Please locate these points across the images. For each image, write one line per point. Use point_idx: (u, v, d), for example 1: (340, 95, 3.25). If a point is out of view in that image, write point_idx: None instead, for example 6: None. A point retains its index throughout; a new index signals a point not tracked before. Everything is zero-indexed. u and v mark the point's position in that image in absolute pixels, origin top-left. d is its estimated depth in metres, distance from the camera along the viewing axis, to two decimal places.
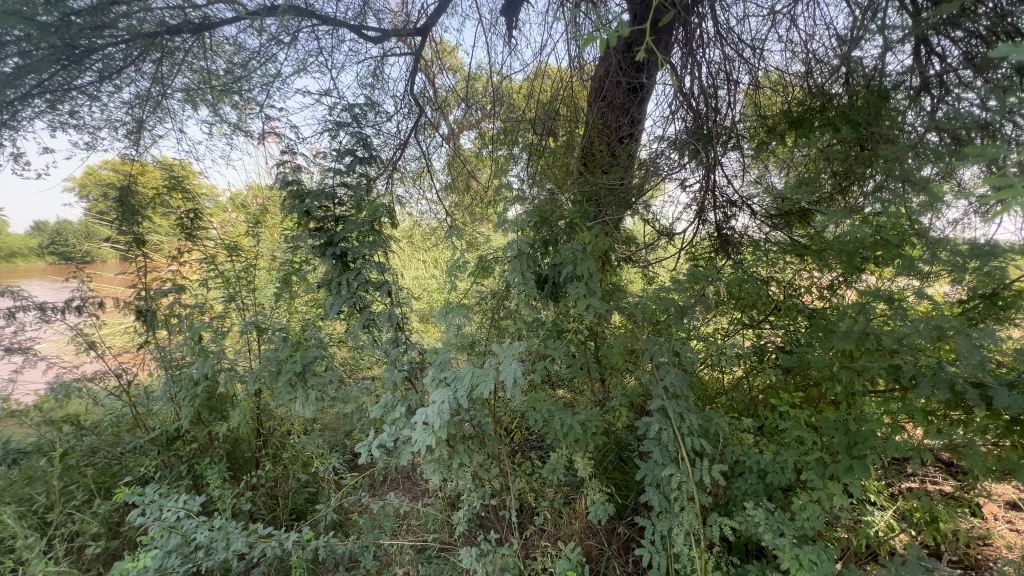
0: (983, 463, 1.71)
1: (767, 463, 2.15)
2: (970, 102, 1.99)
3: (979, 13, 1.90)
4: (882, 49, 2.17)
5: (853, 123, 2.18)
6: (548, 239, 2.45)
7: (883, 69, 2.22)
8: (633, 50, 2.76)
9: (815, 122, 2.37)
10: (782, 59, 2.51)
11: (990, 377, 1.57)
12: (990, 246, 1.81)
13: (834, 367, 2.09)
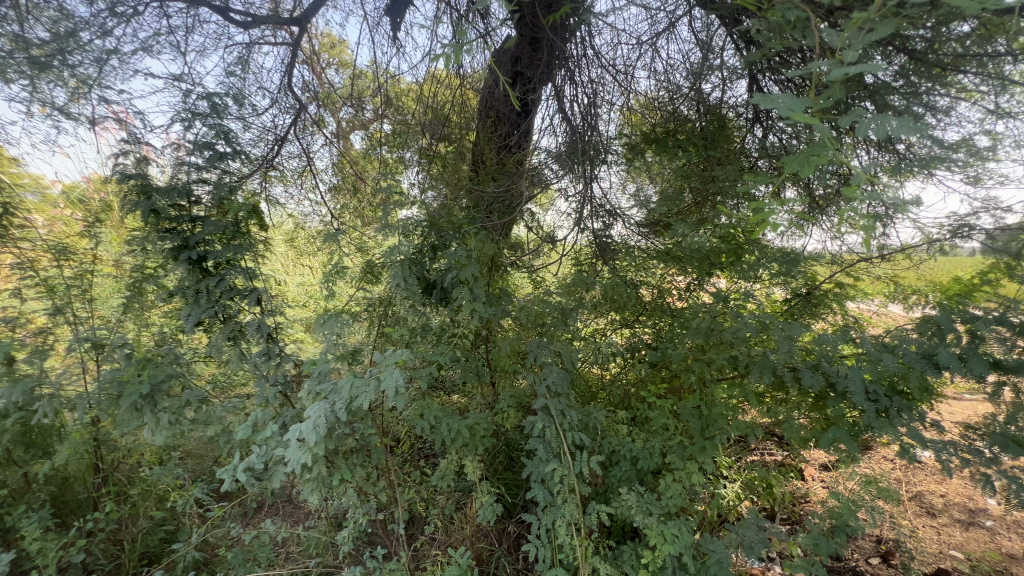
0: (799, 434, 2.05)
1: (638, 450, 2.36)
2: (786, 134, 2.44)
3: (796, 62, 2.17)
4: (722, 85, 2.52)
5: (695, 146, 2.59)
6: (436, 245, 2.52)
7: (724, 101, 2.59)
8: (520, 65, 2.84)
9: (669, 142, 2.69)
10: (647, 84, 2.77)
11: (800, 362, 1.88)
12: (794, 256, 2.32)
13: (689, 360, 2.35)
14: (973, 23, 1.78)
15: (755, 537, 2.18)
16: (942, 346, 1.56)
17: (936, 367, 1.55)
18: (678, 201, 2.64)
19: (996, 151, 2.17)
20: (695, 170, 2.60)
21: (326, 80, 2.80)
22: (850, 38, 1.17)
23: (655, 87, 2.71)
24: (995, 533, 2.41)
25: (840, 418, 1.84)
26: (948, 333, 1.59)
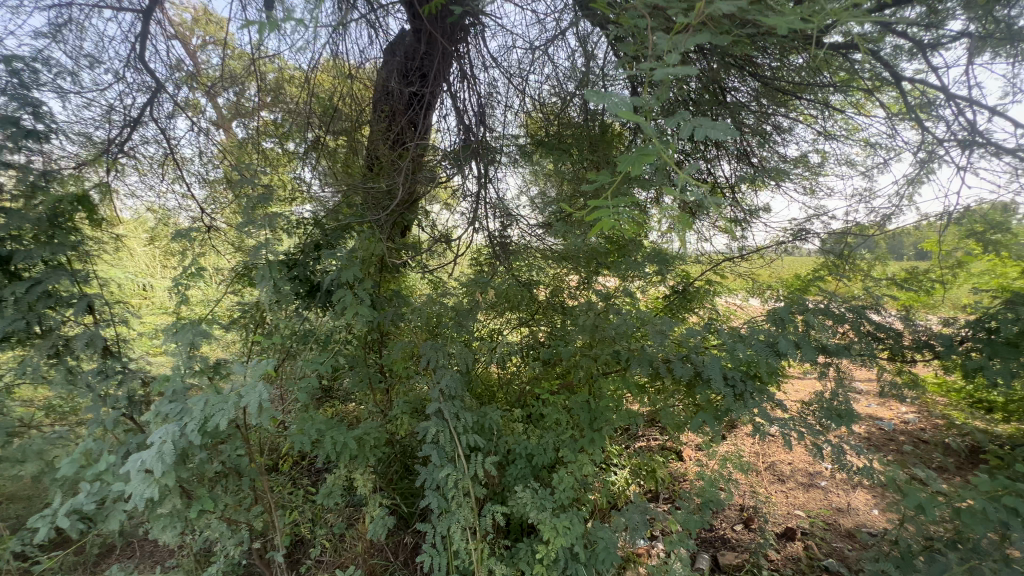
0: (674, 419, 2.23)
1: (533, 447, 2.40)
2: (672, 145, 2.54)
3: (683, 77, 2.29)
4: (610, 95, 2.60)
5: (578, 149, 2.68)
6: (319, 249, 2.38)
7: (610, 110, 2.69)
8: (416, 61, 2.72)
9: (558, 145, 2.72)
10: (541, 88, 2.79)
11: (673, 354, 2.02)
12: (667, 255, 2.52)
13: (577, 356, 2.44)
14: (804, 56, 2.06)
15: (637, 520, 2.32)
16: (781, 335, 1.76)
17: (776, 353, 1.75)
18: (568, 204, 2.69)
19: (825, 167, 2.54)
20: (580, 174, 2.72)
21: (202, 61, 2.37)
22: (676, 45, 1.29)
23: (548, 93, 2.72)
24: (828, 491, 2.84)
25: (706, 404, 2.02)
26: (787, 322, 1.80)
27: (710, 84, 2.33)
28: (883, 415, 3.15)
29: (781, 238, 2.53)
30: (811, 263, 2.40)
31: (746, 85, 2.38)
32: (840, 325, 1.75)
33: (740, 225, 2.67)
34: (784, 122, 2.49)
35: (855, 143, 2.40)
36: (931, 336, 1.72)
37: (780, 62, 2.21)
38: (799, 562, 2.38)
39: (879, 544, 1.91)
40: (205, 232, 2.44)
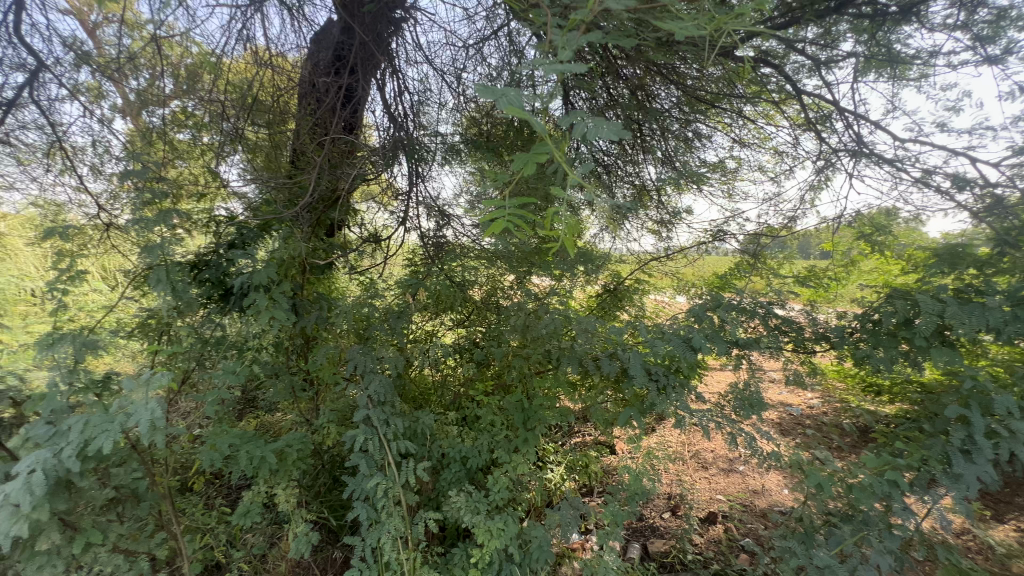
0: (603, 415, 2.30)
1: (467, 450, 2.37)
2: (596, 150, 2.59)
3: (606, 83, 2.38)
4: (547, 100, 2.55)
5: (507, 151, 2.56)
6: (240, 257, 2.02)
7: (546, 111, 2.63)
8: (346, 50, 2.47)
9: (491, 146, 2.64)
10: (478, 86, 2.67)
11: (601, 351, 2.06)
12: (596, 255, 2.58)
13: (509, 357, 2.45)
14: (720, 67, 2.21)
15: (570, 516, 2.35)
16: (699, 330, 1.85)
17: (692, 348, 1.83)
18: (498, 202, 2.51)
19: (740, 172, 2.71)
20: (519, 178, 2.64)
21: (102, 40, 1.99)
22: (569, 42, 1.31)
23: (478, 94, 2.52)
24: (745, 475, 3.04)
25: (633, 399, 2.09)
26: (703, 318, 1.89)
27: (635, 90, 2.43)
28: (792, 401, 3.43)
29: (702, 239, 2.68)
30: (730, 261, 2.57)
31: (671, 93, 2.47)
32: (749, 319, 1.88)
33: (666, 226, 2.81)
34: (704, 130, 2.62)
35: (765, 151, 2.58)
36: (826, 328, 1.85)
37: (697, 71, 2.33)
38: (719, 544, 2.52)
39: (787, 522, 2.06)
40: (103, 229, 2.09)
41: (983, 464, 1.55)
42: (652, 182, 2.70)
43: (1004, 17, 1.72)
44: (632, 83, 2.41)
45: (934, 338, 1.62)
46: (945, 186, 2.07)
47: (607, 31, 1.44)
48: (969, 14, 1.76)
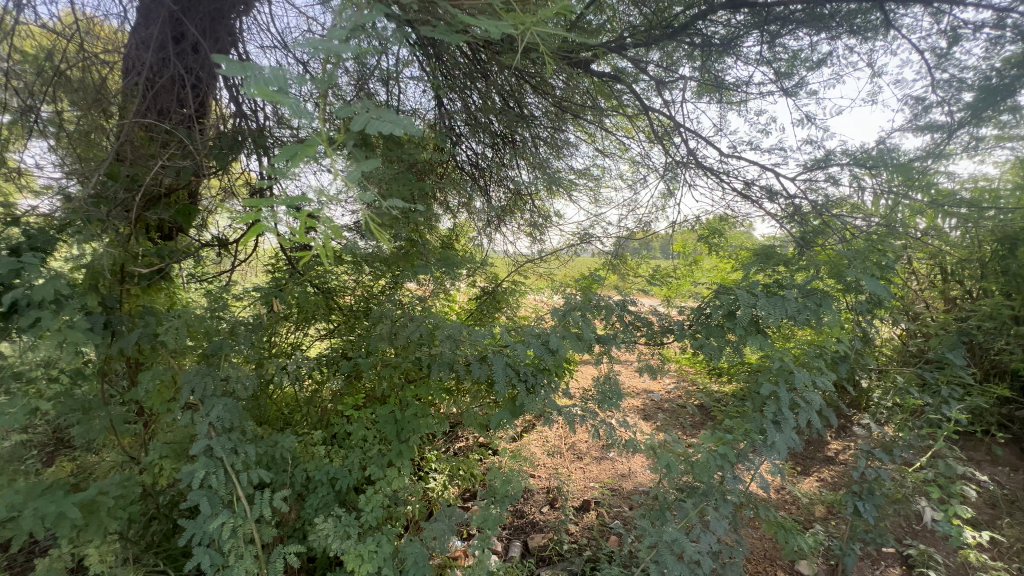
0: (477, 420, 2.27)
1: (335, 471, 2.17)
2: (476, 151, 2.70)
3: (477, 90, 2.42)
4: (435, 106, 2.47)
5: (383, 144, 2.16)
6: (21, 268, 1.44)
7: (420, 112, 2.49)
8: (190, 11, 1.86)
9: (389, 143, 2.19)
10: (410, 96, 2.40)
11: (472, 356, 1.98)
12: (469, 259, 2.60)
13: (378, 367, 2.30)
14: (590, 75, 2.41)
15: (448, 526, 2.28)
16: (566, 328, 1.92)
17: (551, 350, 1.88)
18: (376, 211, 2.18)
19: (604, 180, 2.88)
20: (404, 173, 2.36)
21: None
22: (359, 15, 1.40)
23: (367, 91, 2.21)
24: (615, 461, 3.27)
25: (505, 401, 2.09)
26: (567, 321, 1.95)
27: (508, 96, 2.48)
28: (653, 388, 3.79)
29: (572, 241, 2.79)
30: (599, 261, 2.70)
31: (540, 100, 2.54)
32: (607, 317, 2.00)
33: (539, 229, 2.91)
34: (571, 139, 2.74)
35: (624, 162, 2.80)
36: (671, 322, 2.03)
37: (563, 81, 2.44)
38: (592, 529, 2.66)
39: (646, 501, 2.25)
40: None
41: (788, 431, 1.83)
42: (525, 186, 2.74)
43: (798, 58, 2.06)
44: (499, 87, 2.43)
45: (750, 326, 1.87)
46: (758, 195, 2.43)
47: (434, 23, 1.43)
48: (771, 49, 2.09)
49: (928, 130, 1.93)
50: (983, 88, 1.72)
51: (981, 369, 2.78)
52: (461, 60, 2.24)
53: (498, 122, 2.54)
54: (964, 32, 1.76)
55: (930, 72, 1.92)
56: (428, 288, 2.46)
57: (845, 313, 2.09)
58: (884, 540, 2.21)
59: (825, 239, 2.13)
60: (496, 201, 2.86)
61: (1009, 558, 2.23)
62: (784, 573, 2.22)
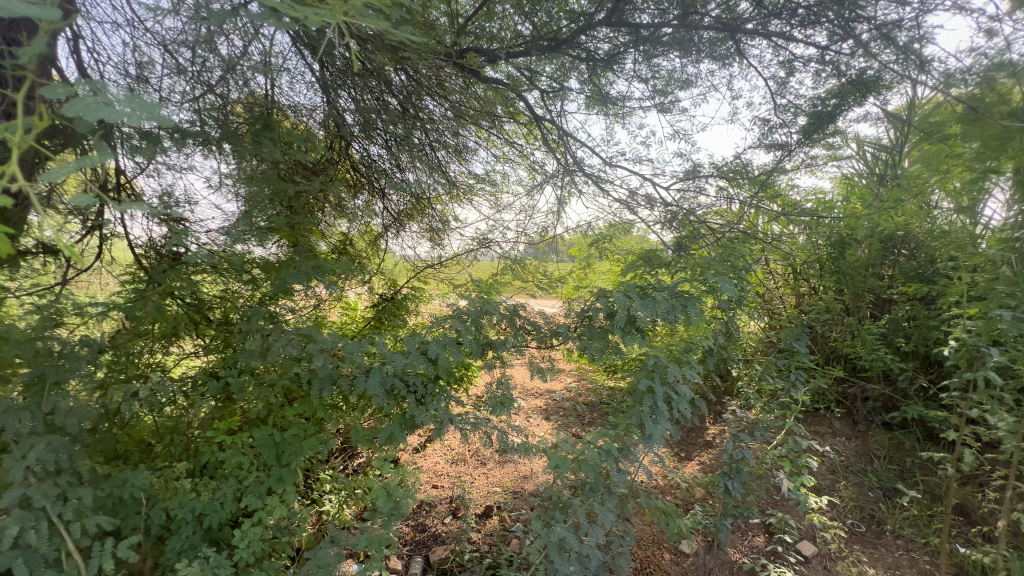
0: (364, 435, 2.14)
1: (203, 507, 1.89)
2: (374, 153, 2.58)
3: (374, 90, 2.33)
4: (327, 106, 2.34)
5: (254, 137, 1.93)
6: None
7: (306, 108, 2.31)
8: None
9: (274, 138, 2.00)
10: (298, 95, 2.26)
11: (354, 369, 1.81)
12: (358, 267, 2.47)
13: (250, 388, 2.02)
14: (485, 84, 2.43)
15: (336, 552, 2.11)
16: (456, 334, 1.89)
17: (428, 360, 1.82)
18: (252, 213, 1.99)
19: (505, 186, 2.86)
20: (275, 170, 2.07)
21: None
22: None
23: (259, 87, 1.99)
24: (517, 463, 3.30)
25: (393, 413, 1.99)
26: (453, 331, 1.89)
27: (406, 99, 2.40)
28: (555, 388, 3.90)
29: (471, 246, 2.73)
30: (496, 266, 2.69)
31: (438, 104, 2.45)
32: (498, 322, 2.00)
33: (437, 235, 2.84)
34: (471, 145, 2.68)
35: (521, 168, 2.84)
36: (557, 325, 2.07)
37: (461, 83, 2.38)
38: (493, 535, 2.65)
39: (541, 503, 2.27)
40: None
41: (663, 422, 1.95)
42: (428, 190, 2.65)
43: (672, 78, 2.23)
44: (392, 88, 2.33)
45: (627, 326, 1.96)
46: (640, 203, 2.59)
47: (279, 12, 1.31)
48: (650, 69, 2.24)
49: (774, 148, 2.20)
50: (813, 114, 2.01)
51: (822, 354, 3.24)
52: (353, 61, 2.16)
53: (398, 126, 2.42)
54: (797, 65, 2.03)
55: (773, 98, 2.19)
56: (327, 295, 2.38)
57: (712, 310, 2.29)
58: (749, 513, 2.46)
59: (698, 245, 2.30)
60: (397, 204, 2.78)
61: (844, 516, 2.61)
62: (669, 555, 2.38)
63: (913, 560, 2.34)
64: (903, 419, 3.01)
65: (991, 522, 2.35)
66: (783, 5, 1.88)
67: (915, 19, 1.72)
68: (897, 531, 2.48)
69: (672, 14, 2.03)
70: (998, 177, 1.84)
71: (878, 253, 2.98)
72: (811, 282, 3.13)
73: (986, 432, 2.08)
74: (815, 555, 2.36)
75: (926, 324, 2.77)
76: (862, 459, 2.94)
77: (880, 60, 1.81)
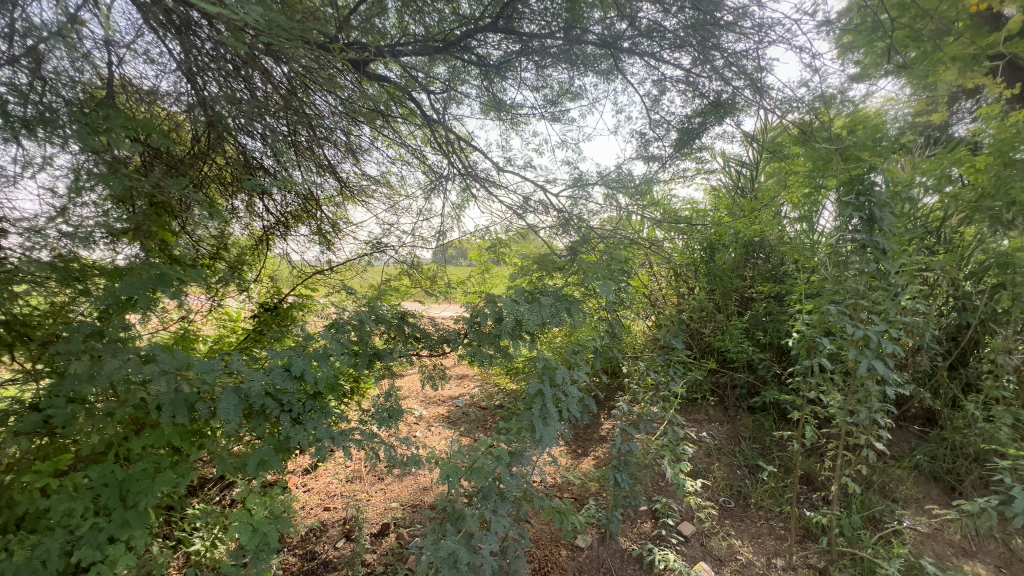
0: (232, 462, 1.87)
1: (14, 570, 1.46)
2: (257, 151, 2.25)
3: (252, 79, 2.07)
4: (195, 102, 2.02)
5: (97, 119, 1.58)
6: None
7: (159, 93, 1.97)
8: None
9: (114, 119, 1.66)
10: (147, 82, 1.93)
11: (217, 389, 1.56)
12: (229, 274, 2.22)
13: (80, 418, 1.62)
14: (375, 85, 2.31)
15: None
16: (335, 345, 1.75)
17: (294, 377, 1.64)
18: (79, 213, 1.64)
19: (402, 189, 2.73)
20: (122, 161, 1.74)
21: None
22: None
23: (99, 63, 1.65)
24: (417, 475, 3.18)
25: (264, 436, 1.77)
26: (328, 344, 1.74)
27: (290, 93, 2.12)
28: (458, 393, 3.85)
29: (364, 250, 2.56)
30: (390, 271, 2.56)
31: (328, 101, 2.20)
32: (385, 330, 1.91)
33: (326, 240, 2.63)
34: (365, 143, 2.49)
35: (417, 170, 2.74)
36: (447, 331, 2.03)
37: (352, 81, 2.12)
38: (389, 554, 2.50)
39: (436, 516, 2.20)
40: None
41: (554, 424, 1.98)
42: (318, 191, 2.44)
43: (563, 89, 2.31)
44: (274, 83, 2.08)
45: (515, 330, 1.97)
46: (535, 208, 2.63)
47: None
48: (540, 80, 2.29)
49: (652, 160, 2.37)
50: (682, 130, 2.21)
51: (698, 348, 3.57)
52: (222, 50, 1.93)
53: (282, 119, 2.18)
54: (667, 84, 2.21)
55: (649, 113, 2.36)
56: (202, 304, 2.19)
57: (599, 312, 2.40)
58: (637, 501, 2.60)
59: (588, 248, 2.36)
60: (282, 205, 2.51)
61: (717, 494, 2.88)
62: (566, 551, 2.44)
63: (771, 528, 2.65)
64: (763, 403, 3.41)
65: (828, 486, 2.73)
66: (652, 27, 2.03)
67: (757, 51, 1.95)
68: (759, 503, 2.80)
69: (557, 27, 2.11)
70: (826, 192, 2.15)
71: (742, 257, 3.36)
72: (691, 284, 3.42)
73: (822, 410, 2.41)
74: (693, 534, 2.56)
75: (778, 319, 3.16)
76: (732, 441, 3.27)
77: (732, 85, 2.03)
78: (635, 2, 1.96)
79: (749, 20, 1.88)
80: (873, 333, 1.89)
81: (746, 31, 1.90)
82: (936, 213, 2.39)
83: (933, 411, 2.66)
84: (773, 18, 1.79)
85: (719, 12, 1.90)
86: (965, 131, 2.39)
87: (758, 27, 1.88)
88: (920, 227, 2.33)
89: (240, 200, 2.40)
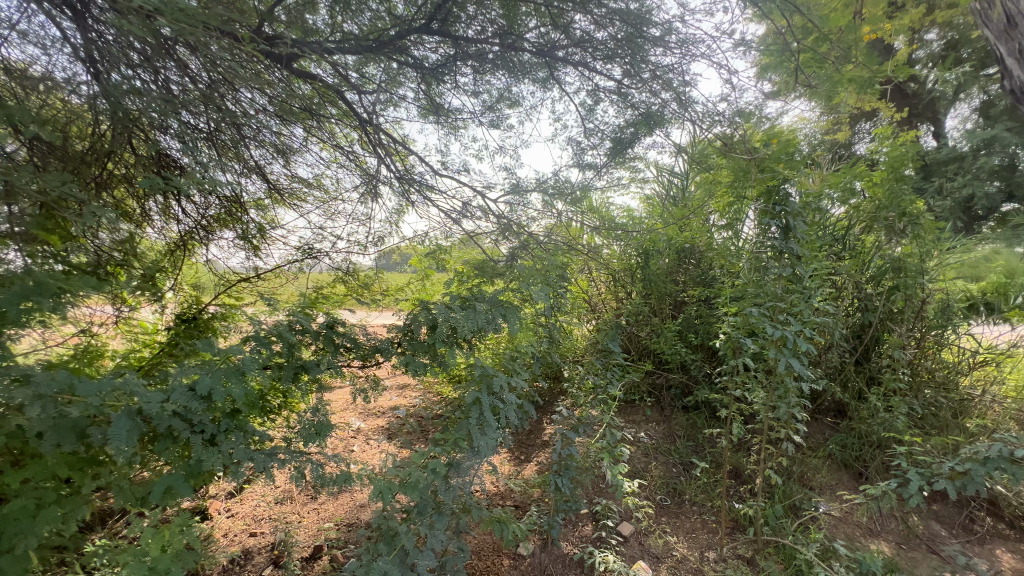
0: (133, 491, 1.67)
1: None
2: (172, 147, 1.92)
3: (167, 67, 1.86)
4: (96, 91, 1.75)
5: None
6: None
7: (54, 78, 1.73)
8: None
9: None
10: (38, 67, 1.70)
11: (111, 413, 1.38)
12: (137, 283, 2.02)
13: None
14: (306, 83, 2.20)
15: None
16: (252, 359, 1.61)
17: (201, 396, 1.49)
18: None
19: (338, 192, 2.60)
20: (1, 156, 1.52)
21: None
22: None
23: None
24: (354, 492, 3.04)
25: (172, 461, 1.59)
26: (245, 358, 1.60)
27: (211, 90, 1.91)
28: (399, 403, 3.73)
29: (294, 257, 2.39)
30: (323, 278, 2.42)
31: (256, 97, 2.02)
32: (312, 341, 1.79)
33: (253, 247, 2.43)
34: (296, 144, 2.33)
35: (353, 173, 2.64)
36: (380, 340, 1.94)
37: (280, 75, 2.03)
38: None
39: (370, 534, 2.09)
40: None
41: (492, 432, 1.94)
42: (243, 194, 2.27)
43: (501, 96, 2.31)
44: (192, 78, 1.89)
45: (450, 338, 1.92)
46: (474, 214, 2.60)
47: None
48: (475, 85, 2.28)
49: (587, 168, 2.42)
50: (615, 139, 2.26)
51: (636, 351, 3.68)
52: (128, 39, 1.75)
53: (203, 116, 1.91)
54: (601, 95, 2.27)
55: (583, 122, 2.41)
56: (106, 316, 1.97)
57: (536, 318, 2.40)
58: (577, 505, 2.61)
59: (526, 253, 2.36)
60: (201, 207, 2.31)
61: (655, 492, 2.96)
62: (508, 560, 2.42)
63: (704, 522, 2.76)
64: (695, 402, 3.56)
65: (754, 478, 2.89)
66: (585, 38, 2.09)
67: (682, 66, 2.05)
68: (693, 499, 2.91)
69: (493, 33, 2.12)
70: (748, 203, 2.28)
71: (675, 263, 3.52)
72: (628, 289, 3.53)
73: (747, 407, 2.54)
74: (632, 534, 2.61)
75: (708, 321, 3.33)
76: (668, 440, 3.39)
77: (661, 97, 2.11)
78: (567, 13, 2.03)
79: (674, 36, 1.97)
80: (790, 333, 2.02)
81: (671, 46, 1.99)
82: (842, 224, 2.60)
83: (843, 404, 2.88)
84: (696, 35, 1.89)
85: (647, 27, 1.97)
86: (864, 148, 2.64)
87: (681, 44, 1.98)
88: (829, 235, 2.51)
89: (154, 203, 2.19)
